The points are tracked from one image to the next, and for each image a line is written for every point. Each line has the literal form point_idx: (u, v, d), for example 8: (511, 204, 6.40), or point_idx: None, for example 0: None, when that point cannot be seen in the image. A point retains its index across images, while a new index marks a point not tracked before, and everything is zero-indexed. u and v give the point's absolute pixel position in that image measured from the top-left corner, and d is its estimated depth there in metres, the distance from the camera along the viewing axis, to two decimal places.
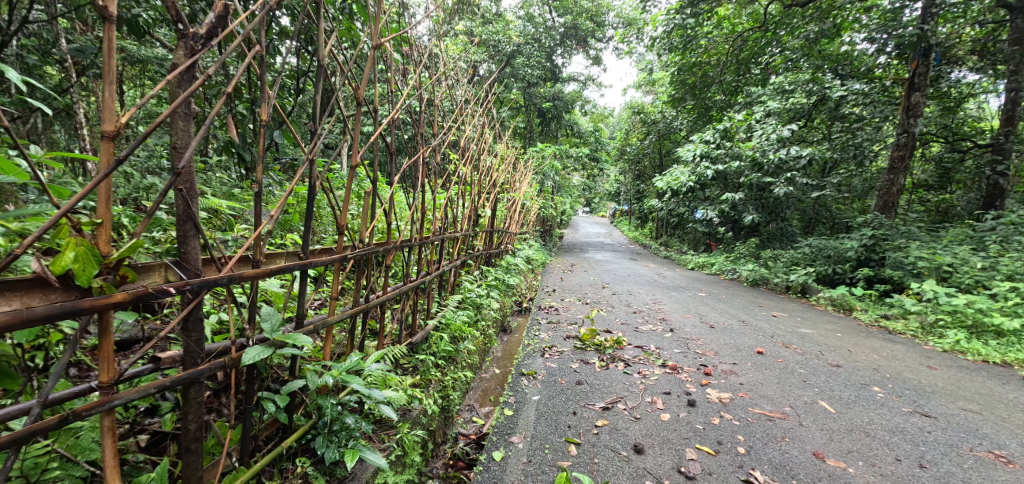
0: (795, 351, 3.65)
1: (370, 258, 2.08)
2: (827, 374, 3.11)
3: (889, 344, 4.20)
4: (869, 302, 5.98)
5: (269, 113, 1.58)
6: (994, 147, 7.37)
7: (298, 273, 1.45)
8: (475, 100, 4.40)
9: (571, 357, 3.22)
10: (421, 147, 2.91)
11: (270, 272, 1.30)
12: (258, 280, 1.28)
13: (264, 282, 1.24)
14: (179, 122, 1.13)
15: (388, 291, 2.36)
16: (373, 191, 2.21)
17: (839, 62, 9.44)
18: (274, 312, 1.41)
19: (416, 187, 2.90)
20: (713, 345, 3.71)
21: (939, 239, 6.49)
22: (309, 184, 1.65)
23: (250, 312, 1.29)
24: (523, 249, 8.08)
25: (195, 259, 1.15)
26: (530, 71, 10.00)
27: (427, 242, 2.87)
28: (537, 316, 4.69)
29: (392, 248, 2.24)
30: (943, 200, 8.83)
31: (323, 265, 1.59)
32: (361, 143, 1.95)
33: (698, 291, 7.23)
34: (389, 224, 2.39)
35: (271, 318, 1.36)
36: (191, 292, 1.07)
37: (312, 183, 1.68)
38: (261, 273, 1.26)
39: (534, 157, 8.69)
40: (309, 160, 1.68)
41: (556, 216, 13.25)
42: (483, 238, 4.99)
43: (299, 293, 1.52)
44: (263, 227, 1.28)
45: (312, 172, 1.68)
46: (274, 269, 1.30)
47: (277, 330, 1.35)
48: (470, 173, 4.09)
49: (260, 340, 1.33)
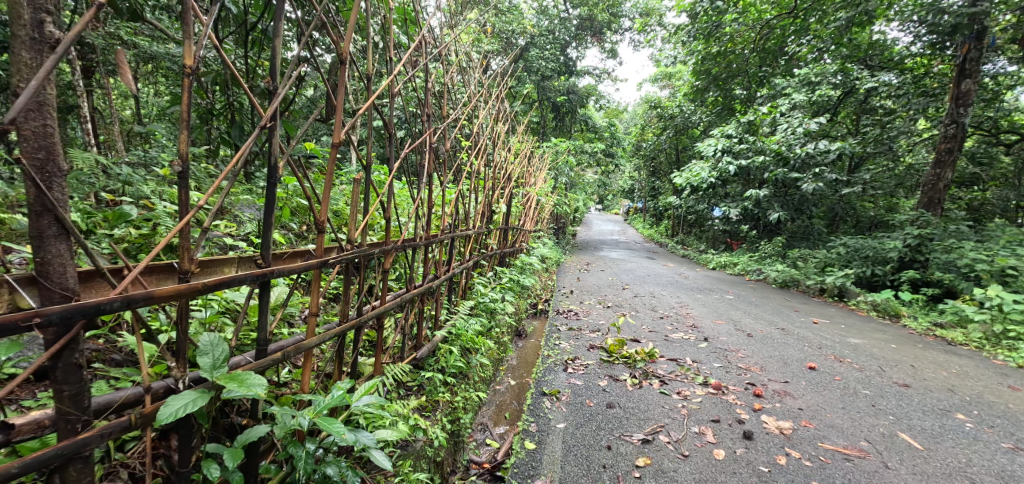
0: (852, 367, 3.23)
1: (363, 261, 1.68)
2: (898, 397, 2.71)
3: (955, 357, 3.76)
4: (917, 308, 5.58)
5: (196, 58, 1.14)
6: None
7: (253, 285, 1.05)
8: (490, 88, 4.04)
9: (598, 373, 2.82)
10: (427, 129, 2.53)
11: (203, 289, 0.92)
12: (180, 301, 0.90)
13: (191, 300, 0.88)
14: (23, 51, 0.82)
15: (387, 298, 1.97)
16: (368, 178, 1.81)
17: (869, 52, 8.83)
18: (220, 337, 1.04)
19: (422, 176, 2.52)
20: (757, 358, 3.28)
21: (992, 240, 5.98)
22: (268, 164, 1.24)
23: (176, 344, 0.93)
24: (537, 248, 7.68)
25: (62, 273, 0.87)
26: (546, 64, 9.61)
27: (434, 240, 2.48)
28: (555, 321, 4.30)
29: (389, 248, 1.84)
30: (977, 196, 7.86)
31: (294, 273, 1.19)
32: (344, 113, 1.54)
33: (725, 293, 6.77)
34: (387, 217, 1.99)
35: (214, 351, 0.99)
36: (45, 324, 0.74)
37: (273, 164, 1.26)
38: (189, 287, 0.90)
39: (548, 151, 8.28)
40: (262, 129, 1.24)
41: (570, 213, 12.77)
42: (498, 236, 4.61)
43: (262, 312, 1.13)
44: (185, 222, 0.90)
45: (272, 147, 1.26)
46: (209, 282, 0.92)
47: (220, 369, 0.98)
48: (484, 165, 3.72)
49: (196, 380, 0.97)
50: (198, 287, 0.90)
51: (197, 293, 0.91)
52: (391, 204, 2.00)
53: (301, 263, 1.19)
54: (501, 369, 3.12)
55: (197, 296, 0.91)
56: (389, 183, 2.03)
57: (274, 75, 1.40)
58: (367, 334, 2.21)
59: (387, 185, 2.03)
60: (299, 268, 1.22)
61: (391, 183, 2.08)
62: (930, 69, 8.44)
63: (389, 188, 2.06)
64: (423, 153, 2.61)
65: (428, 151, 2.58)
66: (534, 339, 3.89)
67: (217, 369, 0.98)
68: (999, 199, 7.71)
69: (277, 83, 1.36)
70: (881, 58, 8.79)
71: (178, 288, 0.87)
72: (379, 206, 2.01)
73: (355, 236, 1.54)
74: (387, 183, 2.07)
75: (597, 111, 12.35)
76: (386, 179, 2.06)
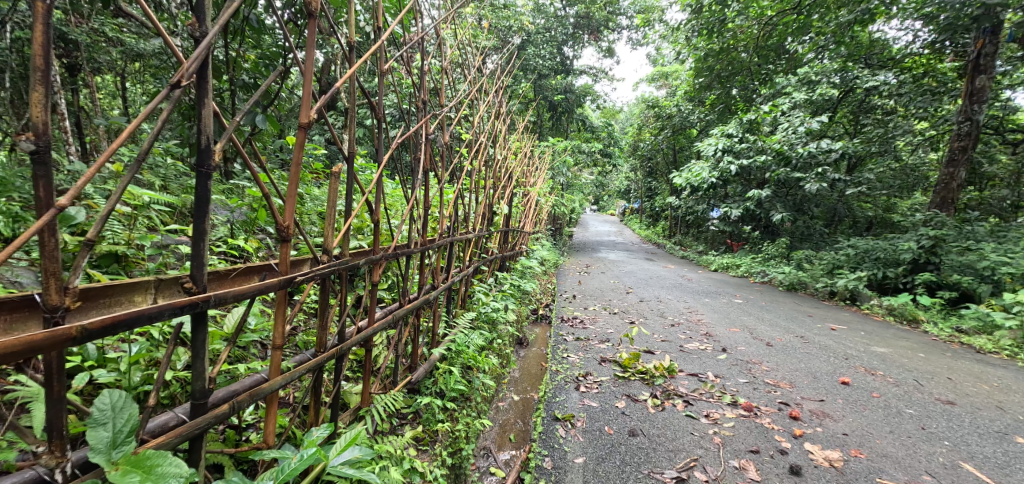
0: (887, 380, 2.98)
1: (345, 274, 1.36)
2: (947, 417, 2.46)
3: (988, 368, 3.53)
4: (936, 313, 5.40)
5: None
6: None
7: (166, 319, 0.80)
8: (490, 83, 3.78)
9: (614, 392, 2.54)
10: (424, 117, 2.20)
11: (67, 334, 0.70)
12: (37, 351, 0.69)
13: (52, 352, 0.68)
14: None
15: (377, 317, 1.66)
16: (349, 169, 1.48)
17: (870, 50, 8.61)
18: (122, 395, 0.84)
19: (418, 170, 2.20)
20: (783, 372, 3.01)
21: (1011, 242, 5.75)
22: (195, 144, 0.91)
23: (47, 419, 0.74)
24: (536, 250, 7.37)
25: None
26: (542, 61, 9.31)
27: (430, 245, 2.17)
28: (559, 329, 4.01)
29: (377, 256, 1.52)
30: (980, 197, 7.69)
31: (244, 298, 0.91)
32: (312, 84, 1.22)
33: (733, 297, 6.48)
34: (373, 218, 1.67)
35: (113, 421, 0.80)
36: None
37: (203, 141, 0.92)
38: (55, 334, 0.70)
39: (546, 151, 7.97)
40: (176, 87, 0.89)
41: (566, 214, 12.44)
42: (498, 238, 4.32)
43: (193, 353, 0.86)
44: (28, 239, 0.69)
45: (202, 113, 0.91)
46: (86, 325, 0.71)
47: (122, 448, 0.79)
48: (484, 161, 3.41)
49: (80, 467, 0.80)
50: (66, 332, 0.70)
51: (66, 341, 0.70)
52: (380, 203, 1.68)
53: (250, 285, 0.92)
54: (503, 385, 2.83)
55: (67, 346, 0.70)
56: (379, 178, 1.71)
57: (205, 11, 0.96)
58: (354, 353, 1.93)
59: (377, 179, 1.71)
60: (250, 290, 0.94)
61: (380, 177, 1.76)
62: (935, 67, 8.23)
63: (378, 183, 1.74)
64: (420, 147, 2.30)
65: (427, 144, 2.27)
66: (537, 349, 3.62)
67: (118, 449, 0.79)
68: (996, 199, 7.51)
69: (209, 24, 0.98)
70: (881, 57, 8.60)
71: (30, 339, 0.67)
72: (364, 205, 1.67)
73: (333, 240, 1.23)
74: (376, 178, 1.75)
75: (594, 111, 12.04)
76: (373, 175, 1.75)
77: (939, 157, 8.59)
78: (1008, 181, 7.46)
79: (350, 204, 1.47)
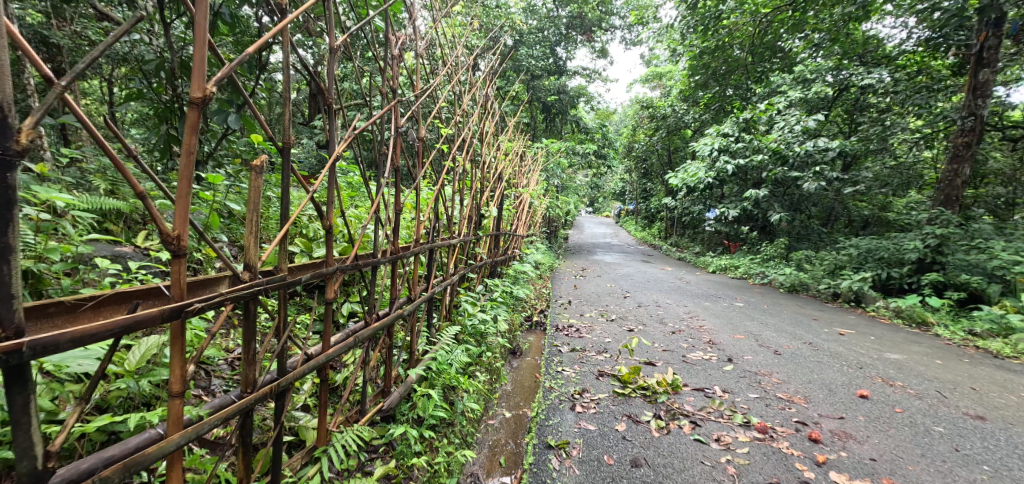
0: (907, 393, 2.76)
1: (284, 293, 1.10)
2: (981, 435, 2.25)
3: (1009, 375, 3.33)
4: (944, 315, 5.20)
5: None
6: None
7: None
8: (475, 78, 3.54)
9: (614, 411, 2.31)
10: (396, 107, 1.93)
11: None
12: None
13: None
14: None
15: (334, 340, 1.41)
16: (286, 160, 1.20)
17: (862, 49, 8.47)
18: None
19: (387, 156, 1.86)
20: (796, 385, 2.78)
21: (1019, 240, 5.57)
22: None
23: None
24: (530, 253, 7.13)
25: None
26: (535, 62, 9.07)
27: (406, 253, 1.92)
28: (554, 338, 3.78)
29: (330, 270, 1.27)
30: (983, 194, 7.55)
31: (83, 342, 0.79)
32: (205, 47, 0.94)
33: (733, 300, 6.27)
34: (324, 210, 1.33)
35: None
36: None
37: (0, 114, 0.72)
38: None
39: (539, 152, 7.72)
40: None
41: (561, 217, 12.19)
42: (489, 242, 4.07)
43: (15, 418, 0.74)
44: None
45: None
46: None
47: None
48: (470, 161, 3.16)
49: None
50: None
51: None
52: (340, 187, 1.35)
53: (96, 324, 0.78)
54: (493, 402, 2.63)
55: None
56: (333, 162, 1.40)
57: None
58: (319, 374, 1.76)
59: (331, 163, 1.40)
60: (98, 331, 0.81)
61: (338, 158, 1.44)
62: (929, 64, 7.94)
63: (331, 173, 1.41)
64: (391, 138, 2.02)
65: (398, 138, 1.97)
66: (532, 359, 3.41)
67: None
68: (990, 196, 7.30)
69: None
70: (876, 55, 8.43)
71: None
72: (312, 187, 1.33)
73: (257, 252, 1.00)
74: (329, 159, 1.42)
75: (587, 112, 11.81)
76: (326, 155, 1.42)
77: (939, 153, 8.39)
78: (1004, 178, 7.24)
79: (290, 198, 1.18)
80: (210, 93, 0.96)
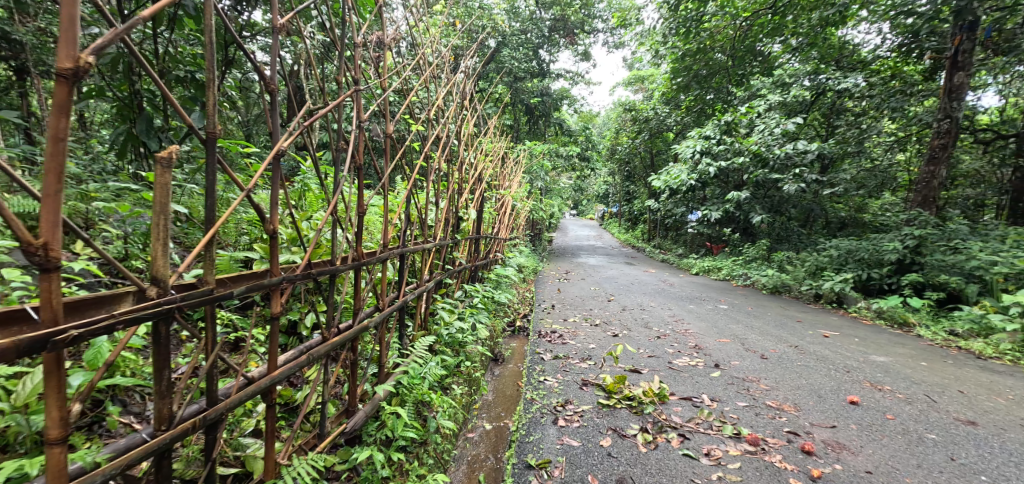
0: (897, 398, 2.70)
1: (208, 310, 0.99)
2: (975, 442, 2.18)
3: (995, 376, 3.30)
4: (925, 315, 5.21)
5: None
6: None
7: None
8: (451, 75, 3.39)
9: (598, 425, 2.20)
10: (359, 103, 1.78)
11: None
12: None
13: None
14: None
15: (283, 359, 1.26)
16: (209, 155, 1.05)
17: (838, 55, 8.55)
18: None
19: (347, 156, 1.70)
20: (784, 391, 2.70)
21: (996, 240, 5.62)
22: None
23: None
24: (513, 257, 6.99)
25: None
26: (518, 64, 8.95)
27: (371, 260, 1.76)
28: (536, 345, 3.65)
29: (270, 281, 1.13)
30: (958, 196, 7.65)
31: None
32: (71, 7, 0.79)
33: (717, 302, 6.22)
34: (267, 213, 1.19)
35: None
36: None
37: None
38: None
39: (522, 154, 7.59)
40: None
41: (545, 219, 12.08)
42: (468, 246, 3.92)
43: None
44: None
45: None
46: None
47: None
48: (446, 161, 3.02)
49: None
50: None
51: None
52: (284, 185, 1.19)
53: None
54: (473, 413, 2.55)
55: None
56: (274, 158, 1.25)
57: None
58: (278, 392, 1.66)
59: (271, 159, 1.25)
60: None
61: (281, 153, 1.28)
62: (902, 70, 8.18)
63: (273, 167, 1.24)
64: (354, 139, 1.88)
65: (360, 135, 1.81)
66: (513, 367, 3.32)
67: None
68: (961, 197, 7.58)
69: None
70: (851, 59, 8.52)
71: None
72: (247, 185, 1.19)
73: (166, 265, 0.90)
74: (270, 155, 1.27)
75: (570, 115, 11.73)
76: (267, 150, 1.26)
77: (912, 156, 8.91)
78: (973, 180, 7.54)
79: (216, 197, 1.04)
80: (85, 64, 0.82)
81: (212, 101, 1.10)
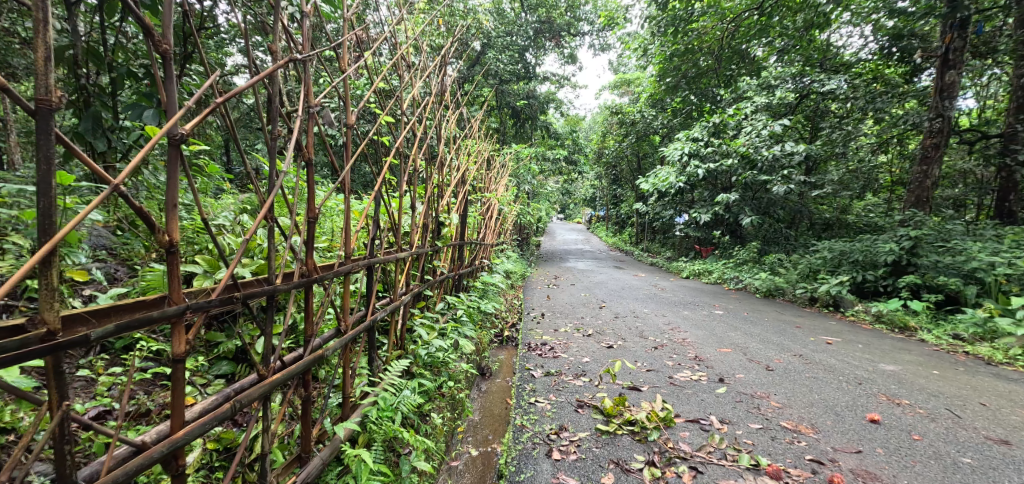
0: (919, 414, 2.47)
1: (47, 356, 0.78)
2: (1014, 467, 1.96)
3: (1012, 385, 3.11)
4: (925, 318, 5.05)
5: None
6: (1007, 135, 6.18)
7: None
8: (428, 68, 3.09)
9: (599, 458, 1.95)
10: (308, 86, 1.47)
11: None
12: None
13: None
14: None
15: (192, 411, 1.02)
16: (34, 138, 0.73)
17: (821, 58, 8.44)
18: None
19: (291, 138, 1.35)
20: (798, 409, 2.46)
21: (993, 240, 5.49)
22: None
23: None
24: (500, 262, 6.73)
25: None
26: (503, 66, 8.67)
27: (325, 274, 1.46)
28: (526, 358, 3.39)
29: (150, 318, 0.87)
30: (948, 196, 7.57)
31: None
32: None
33: (712, 308, 5.98)
34: (155, 221, 0.87)
35: None
36: None
37: None
38: None
39: (508, 157, 7.31)
40: None
41: (532, 224, 11.85)
42: (451, 252, 3.65)
43: None
44: None
45: None
46: None
47: None
48: (422, 160, 2.74)
49: None
50: None
51: None
52: (180, 178, 0.87)
53: None
54: (457, 438, 2.30)
55: None
56: (170, 138, 0.90)
57: None
58: (217, 436, 1.53)
59: (165, 137, 0.90)
60: None
61: (180, 133, 0.92)
62: (883, 73, 8.17)
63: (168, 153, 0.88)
64: (303, 123, 1.55)
65: (309, 122, 1.49)
66: (501, 381, 3.07)
67: None
68: (948, 197, 7.56)
69: None
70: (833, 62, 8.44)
71: None
72: (118, 176, 0.88)
73: None
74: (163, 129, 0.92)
75: (557, 118, 11.48)
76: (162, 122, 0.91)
77: (893, 157, 8.82)
78: (953, 180, 7.61)
79: (48, 200, 0.75)
80: None
81: (45, 44, 0.75)
